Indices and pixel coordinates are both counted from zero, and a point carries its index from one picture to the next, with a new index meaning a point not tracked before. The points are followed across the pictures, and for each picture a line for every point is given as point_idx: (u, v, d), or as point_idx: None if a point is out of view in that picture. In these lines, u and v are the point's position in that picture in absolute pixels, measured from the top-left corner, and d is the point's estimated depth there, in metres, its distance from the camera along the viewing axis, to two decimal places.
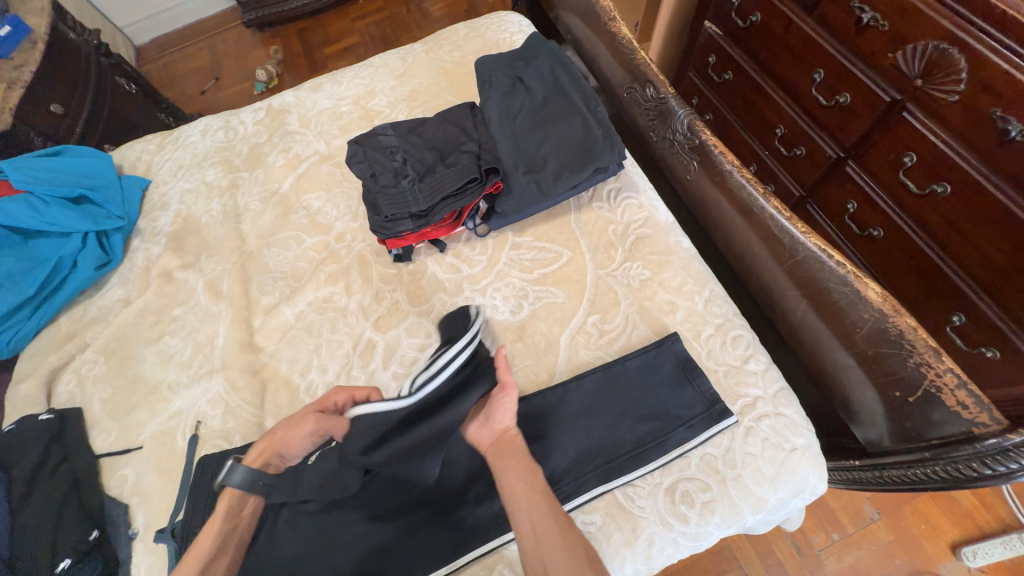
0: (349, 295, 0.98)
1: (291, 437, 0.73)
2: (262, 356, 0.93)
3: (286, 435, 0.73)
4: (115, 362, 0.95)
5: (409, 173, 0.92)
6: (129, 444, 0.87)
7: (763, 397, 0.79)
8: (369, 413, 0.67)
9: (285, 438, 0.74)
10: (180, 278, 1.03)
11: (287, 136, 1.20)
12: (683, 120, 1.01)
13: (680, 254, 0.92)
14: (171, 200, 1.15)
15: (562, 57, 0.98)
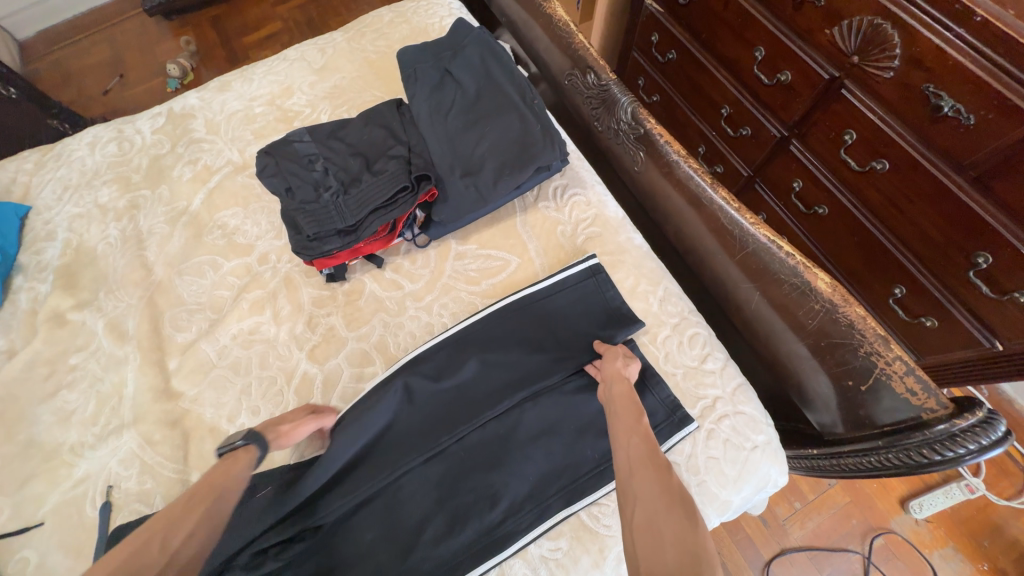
0: (279, 324, 0.88)
1: (291, 421, 0.74)
2: (182, 403, 0.83)
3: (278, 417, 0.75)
4: (2, 427, 0.81)
5: (332, 185, 0.82)
6: (27, 522, 0.75)
7: (723, 397, 0.77)
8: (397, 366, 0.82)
9: (287, 420, 0.74)
10: (75, 320, 0.89)
11: (193, 145, 1.06)
12: (626, 109, 0.96)
13: (632, 252, 0.89)
14: (58, 227, 0.99)
15: (492, 43, 0.89)
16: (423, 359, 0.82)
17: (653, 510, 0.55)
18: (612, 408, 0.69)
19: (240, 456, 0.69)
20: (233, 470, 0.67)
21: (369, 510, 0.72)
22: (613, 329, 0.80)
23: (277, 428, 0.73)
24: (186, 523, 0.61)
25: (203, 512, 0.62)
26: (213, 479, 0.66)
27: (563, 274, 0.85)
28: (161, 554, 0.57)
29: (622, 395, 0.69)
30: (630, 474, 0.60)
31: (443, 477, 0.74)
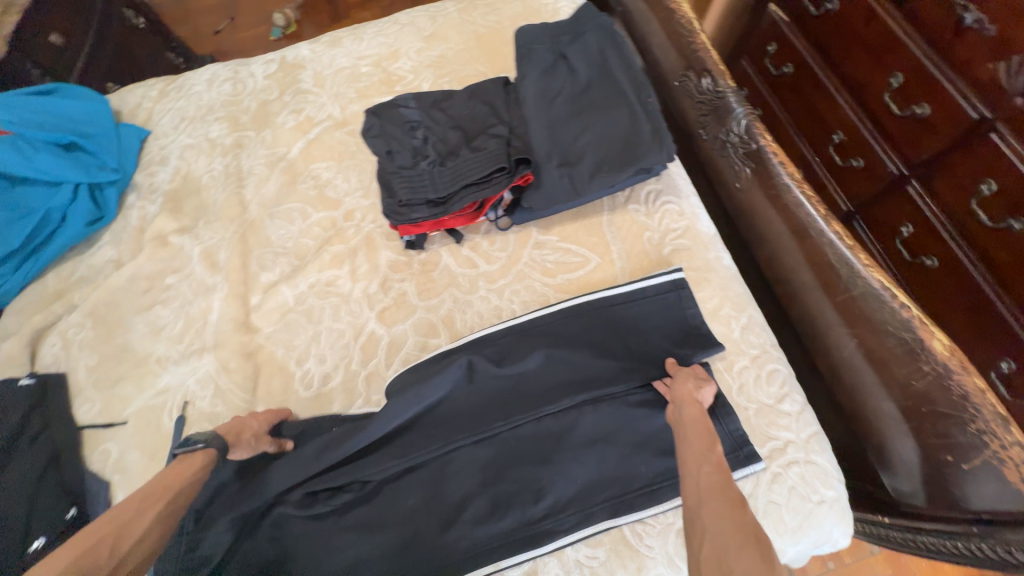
0: (354, 280, 0.90)
1: (254, 426, 0.76)
2: (257, 338, 0.87)
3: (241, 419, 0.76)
4: (103, 328, 0.89)
5: (429, 154, 0.82)
6: (113, 419, 0.83)
7: (795, 442, 0.72)
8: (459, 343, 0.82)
9: (251, 423, 0.76)
10: (175, 243, 0.96)
11: (300, 95, 1.10)
12: (740, 121, 0.90)
13: (720, 271, 0.84)
14: (171, 154, 1.06)
15: (613, 31, 0.84)
16: (487, 342, 0.81)
17: (725, 548, 0.52)
18: (683, 431, 0.67)
19: (197, 457, 0.71)
20: (188, 472, 0.70)
21: (415, 477, 0.74)
22: (687, 347, 0.78)
23: (241, 432, 0.74)
24: (137, 526, 0.63)
25: (155, 513, 0.65)
26: (168, 481, 0.68)
27: (644, 282, 0.82)
28: (110, 558, 0.59)
29: (694, 420, 0.67)
30: (700, 504, 0.58)
31: (491, 461, 0.74)
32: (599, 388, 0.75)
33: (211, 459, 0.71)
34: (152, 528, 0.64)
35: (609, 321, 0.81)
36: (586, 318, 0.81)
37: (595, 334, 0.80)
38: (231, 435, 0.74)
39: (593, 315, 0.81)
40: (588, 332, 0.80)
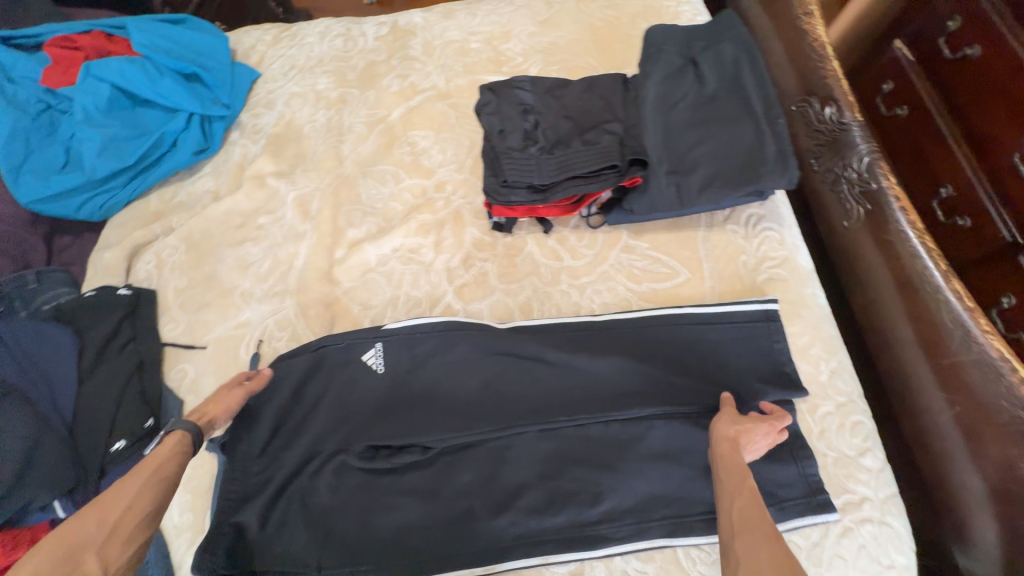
0: (437, 251, 0.91)
1: (219, 403, 0.71)
2: (337, 291, 0.89)
3: (202, 398, 0.71)
4: (195, 255, 0.93)
5: (539, 140, 0.82)
6: (193, 341, 0.86)
7: (872, 500, 0.69)
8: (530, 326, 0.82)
9: (215, 400, 0.71)
10: (272, 186, 0.99)
11: (407, 61, 1.11)
12: (861, 158, 0.85)
13: (814, 309, 0.80)
14: (277, 99, 1.09)
15: (750, 43, 0.81)
16: (562, 333, 0.80)
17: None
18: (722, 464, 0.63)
19: (168, 438, 0.66)
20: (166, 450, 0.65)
21: (472, 455, 0.74)
22: (770, 384, 0.74)
23: (207, 411, 0.70)
24: (126, 494, 0.57)
25: (142, 483, 0.60)
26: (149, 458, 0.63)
27: (730, 307, 0.79)
28: (99, 525, 0.54)
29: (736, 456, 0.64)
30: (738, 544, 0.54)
31: (551, 454, 0.73)
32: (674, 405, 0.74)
33: (185, 438, 0.66)
34: (143, 496, 0.59)
35: (678, 337, 0.79)
36: (640, 329, 0.80)
37: (666, 346, 0.79)
38: (196, 415, 0.69)
39: (659, 327, 0.80)
40: (661, 344, 0.79)
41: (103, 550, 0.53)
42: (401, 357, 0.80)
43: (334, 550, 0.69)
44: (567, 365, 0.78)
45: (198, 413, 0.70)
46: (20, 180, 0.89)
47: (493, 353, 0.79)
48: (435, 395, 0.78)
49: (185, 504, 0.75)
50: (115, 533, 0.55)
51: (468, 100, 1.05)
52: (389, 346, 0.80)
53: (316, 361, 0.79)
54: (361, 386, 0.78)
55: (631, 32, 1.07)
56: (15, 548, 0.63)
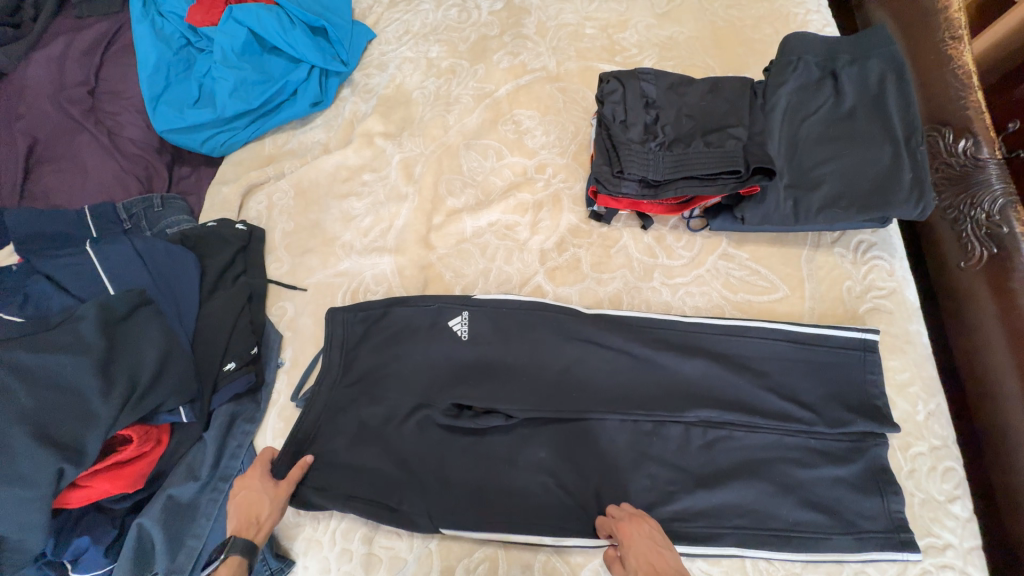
0: (533, 232, 0.92)
1: (266, 508, 0.70)
2: (432, 256, 0.92)
3: (244, 506, 0.70)
4: (303, 202, 0.98)
5: (658, 135, 0.81)
6: (295, 282, 0.92)
7: (956, 547, 0.67)
8: (618, 316, 0.81)
9: (262, 506, 0.70)
10: (379, 145, 1.02)
11: (519, 39, 1.10)
12: (994, 198, 0.81)
13: (918, 347, 0.78)
14: (390, 62, 1.11)
15: (901, 63, 0.78)
16: (648, 331, 0.79)
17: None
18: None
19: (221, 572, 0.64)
20: None
21: (549, 434, 0.76)
22: (858, 414, 0.71)
23: (256, 519, 0.68)
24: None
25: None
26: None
27: (826, 330, 0.76)
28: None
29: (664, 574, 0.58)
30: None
31: (628, 447, 0.74)
32: (759, 418, 0.72)
33: (239, 566, 0.64)
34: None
35: (766, 351, 0.76)
36: (720, 339, 0.77)
37: (749, 359, 0.76)
38: (250, 529, 0.68)
39: (741, 339, 0.77)
40: (747, 356, 0.77)
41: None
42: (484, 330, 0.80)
43: (413, 496, 0.73)
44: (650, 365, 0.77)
45: (247, 525, 0.68)
46: (159, 111, 0.96)
47: (574, 340, 0.79)
48: (516, 369, 0.78)
49: (278, 431, 0.81)
50: None
51: (577, 85, 1.05)
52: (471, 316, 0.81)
53: (404, 321, 0.82)
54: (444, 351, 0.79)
55: (754, 36, 1.04)
56: (143, 443, 0.69)
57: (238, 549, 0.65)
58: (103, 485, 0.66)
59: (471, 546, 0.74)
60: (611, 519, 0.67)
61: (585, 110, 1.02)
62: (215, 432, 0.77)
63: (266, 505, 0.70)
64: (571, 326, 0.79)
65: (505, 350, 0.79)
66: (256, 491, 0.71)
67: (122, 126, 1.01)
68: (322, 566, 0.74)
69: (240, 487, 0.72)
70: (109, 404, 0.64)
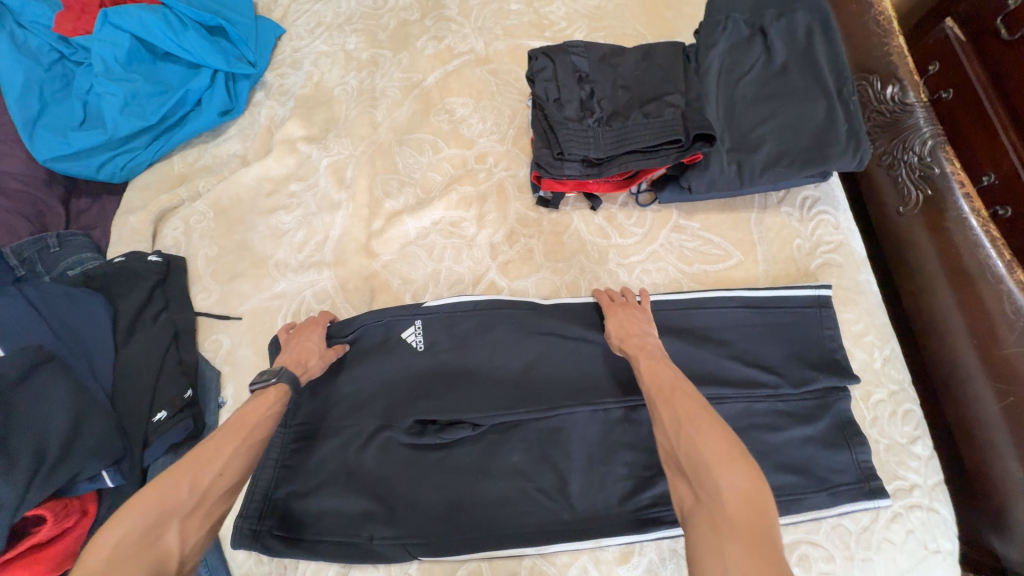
0: (480, 226, 0.87)
1: (317, 357, 0.71)
2: (376, 264, 0.86)
3: (297, 349, 0.71)
4: (224, 222, 0.89)
5: (596, 110, 0.78)
6: (228, 312, 0.84)
7: (922, 486, 0.69)
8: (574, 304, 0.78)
9: (314, 355, 0.71)
10: (304, 151, 0.94)
11: (442, 22, 1.03)
12: (923, 140, 0.82)
13: (868, 296, 0.79)
14: (305, 59, 1.02)
15: (826, 15, 0.77)
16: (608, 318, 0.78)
17: (682, 428, 0.54)
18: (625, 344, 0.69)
19: (270, 392, 0.64)
20: (265, 405, 0.63)
21: (519, 435, 0.72)
22: (821, 371, 0.72)
23: (305, 366, 0.70)
24: (219, 458, 0.56)
25: (235, 450, 0.58)
26: (244, 417, 0.61)
27: (783, 291, 0.76)
28: (190, 489, 0.53)
29: (635, 336, 0.69)
30: (655, 399, 0.60)
31: (602, 438, 0.72)
32: (725, 389, 0.71)
33: (284, 394, 0.65)
34: (233, 463, 0.57)
35: (725, 320, 0.75)
36: (682, 311, 0.76)
37: (713, 330, 0.75)
38: (297, 370, 0.69)
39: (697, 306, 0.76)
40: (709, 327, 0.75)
41: (185, 524, 0.52)
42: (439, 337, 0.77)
43: (384, 523, 0.69)
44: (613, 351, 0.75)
45: (295, 365, 0.69)
46: (37, 137, 0.84)
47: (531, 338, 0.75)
48: (478, 373, 0.74)
49: None
50: (203, 503, 0.54)
51: (509, 66, 0.99)
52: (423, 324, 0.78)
53: (352, 340, 0.76)
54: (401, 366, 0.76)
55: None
56: (63, 519, 0.60)
57: (287, 378, 0.65)
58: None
59: (452, 565, 0.70)
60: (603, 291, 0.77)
61: (520, 91, 0.97)
62: None
63: (315, 356, 0.72)
64: (529, 321, 0.76)
65: (465, 353, 0.75)
66: (313, 343, 0.72)
67: None
68: None
69: (299, 332, 0.74)
70: (12, 483, 0.56)
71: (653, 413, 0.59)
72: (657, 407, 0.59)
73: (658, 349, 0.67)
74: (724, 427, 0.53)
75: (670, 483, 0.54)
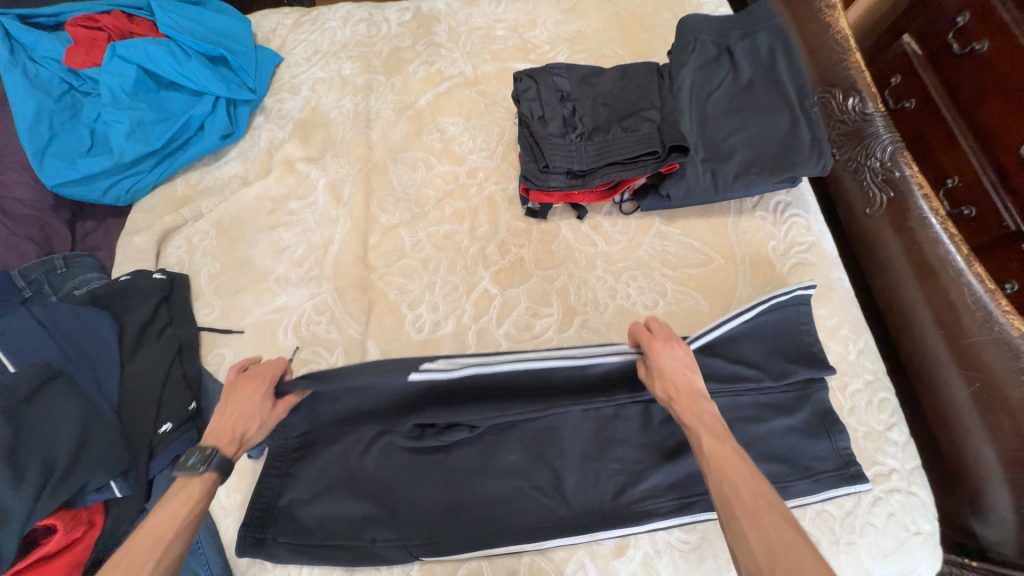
0: (472, 237, 0.92)
1: (254, 424, 0.63)
2: (373, 276, 0.89)
3: (234, 413, 0.63)
4: (226, 240, 0.93)
5: (578, 126, 0.83)
6: (230, 326, 0.86)
7: (899, 471, 0.73)
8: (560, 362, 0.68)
9: (253, 422, 0.64)
10: (303, 171, 0.98)
11: (432, 48, 1.10)
12: (884, 146, 0.88)
13: (841, 293, 0.83)
14: (302, 85, 1.07)
15: (786, 35, 0.84)
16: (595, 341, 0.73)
17: (777, 561, 0.48)
18: (681, 415, 0.62)
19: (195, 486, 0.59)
20: (185, 510, 0.58)
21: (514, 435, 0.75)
22: (798, 363, 0.75)
23: (238, 439, 0.63)
24: None
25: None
26: (157, 525, 0.56)
27: (774, 296, 0.75)
28: None
29: (685, 396, 0.63)
30: (735, 511, 0.53)
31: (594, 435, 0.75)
32: (714, 386, 0.72)
33: (213, 485, 0.60)
34: None
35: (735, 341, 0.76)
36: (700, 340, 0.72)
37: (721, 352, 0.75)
38: (230, 445, 0.62)
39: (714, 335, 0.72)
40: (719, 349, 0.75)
41: None
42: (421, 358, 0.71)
43: (387, 525, 0.71)
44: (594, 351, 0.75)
45: (229, 440, 0.62)
46: (47, 163, 0.88)
47: (544, 376, 0.70)
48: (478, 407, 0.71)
49: (232, 486, 0.77)
50: None
51: (496, 87, 1.05)
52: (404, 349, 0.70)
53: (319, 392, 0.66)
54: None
55: (656, 21, 1.08)
56: (73, 528, 0.62)
57: (216, 468, 0.60)
58: None
59: (453, 565, 0.72)
60: (645, 331, 0.69)
61: (508, 110, 1.02)
62: None
63: (255, 421, 0.64)
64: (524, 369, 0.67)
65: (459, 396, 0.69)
66: (252, 404, 0.64)
67: (7, 186, 0.91)
68: None
69: (239, 387, 0.65)
70: (22, 495, 0.57)
71: (727, 521, 0.53)
72: (735, 518, 0.53)
73: (719, 421, 0.61)
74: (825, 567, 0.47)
75: None
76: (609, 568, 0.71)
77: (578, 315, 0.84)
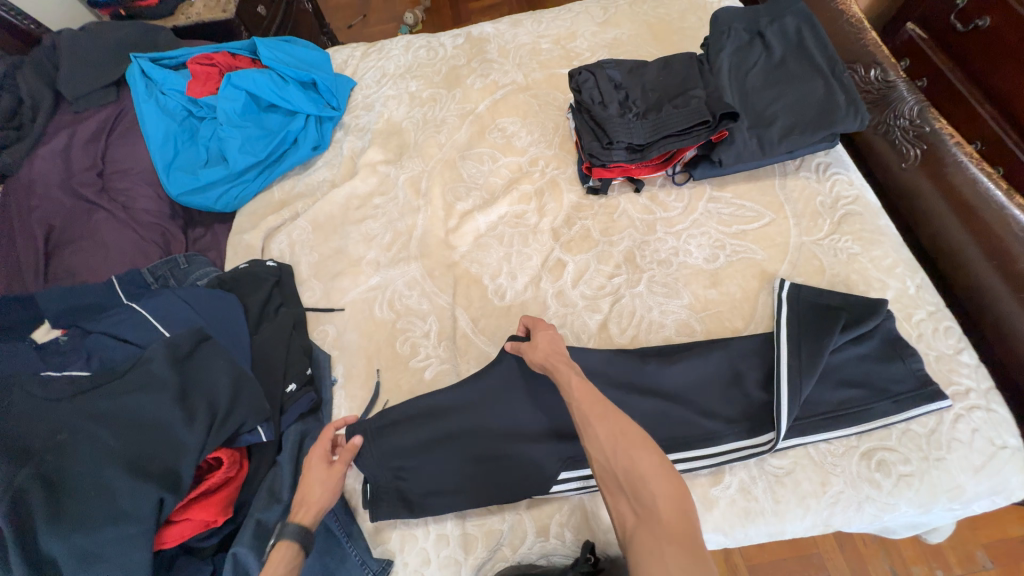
0: (541, 215, 1.02)
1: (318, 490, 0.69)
2: (455, 255, 0.99)
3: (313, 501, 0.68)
4: (322, 234, 1.04)
5: (633, 108, 0.95)
6: (332, 305, 0.96)
7: (976, 390, 0.76)
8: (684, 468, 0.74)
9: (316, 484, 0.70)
10: (383, 171, 1.11)
11: (486, 63, 1.24)
12: (911, 106, 0.99)
13: (890, 237, 0.90)
14: (375, 102, 1.22)
15: (812, 17, 0.96)
16: (708, 428, 0.76)
17: (619, 448, 0.53)
18: (556, 375, 0.66)
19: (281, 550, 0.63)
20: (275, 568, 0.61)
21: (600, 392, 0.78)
22: (863, 311, 0.79)
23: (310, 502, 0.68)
24: None
25: None
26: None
27: (780, 333, 0.79)
28: None
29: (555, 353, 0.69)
30: (589, 416, 0.57)
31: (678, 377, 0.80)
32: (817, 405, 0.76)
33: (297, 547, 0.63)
34: None
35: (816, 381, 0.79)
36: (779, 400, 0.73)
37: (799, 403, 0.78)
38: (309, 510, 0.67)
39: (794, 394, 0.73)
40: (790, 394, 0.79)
41: None
42: (510, 444, 0.76)
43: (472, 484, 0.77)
44: (688, 407, 0.78)
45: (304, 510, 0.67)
46: (172, 176, 1.03)
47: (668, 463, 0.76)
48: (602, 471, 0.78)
49: None
50: None
51: (546, 90, 1.18)
52: (490, 442, 0.76)
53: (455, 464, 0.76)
54: (454, 421, 0.78)
55: (684, 24, 1.22)
56: (230, 467, 0.71)
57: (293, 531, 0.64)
58: (200, 514, 0.67)
59: (559, 503, 0.76)
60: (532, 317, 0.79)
61: (560, 108, 1.15)
62: (288, 454, 0.77)
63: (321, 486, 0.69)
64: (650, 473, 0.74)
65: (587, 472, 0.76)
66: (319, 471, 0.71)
67: (135, 200, 1.06)
68: (422, 557, 0.74)
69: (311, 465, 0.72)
70: (195, 431, 0.66)
71: (584, 426, 0.57)
72: (590, 422, 0.57)
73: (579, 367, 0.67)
74: (657, 450, 0.52)
75: (608, 500, 0.52)
76: (708, 496, 0.75)
77: (645, 274, 0.92)
